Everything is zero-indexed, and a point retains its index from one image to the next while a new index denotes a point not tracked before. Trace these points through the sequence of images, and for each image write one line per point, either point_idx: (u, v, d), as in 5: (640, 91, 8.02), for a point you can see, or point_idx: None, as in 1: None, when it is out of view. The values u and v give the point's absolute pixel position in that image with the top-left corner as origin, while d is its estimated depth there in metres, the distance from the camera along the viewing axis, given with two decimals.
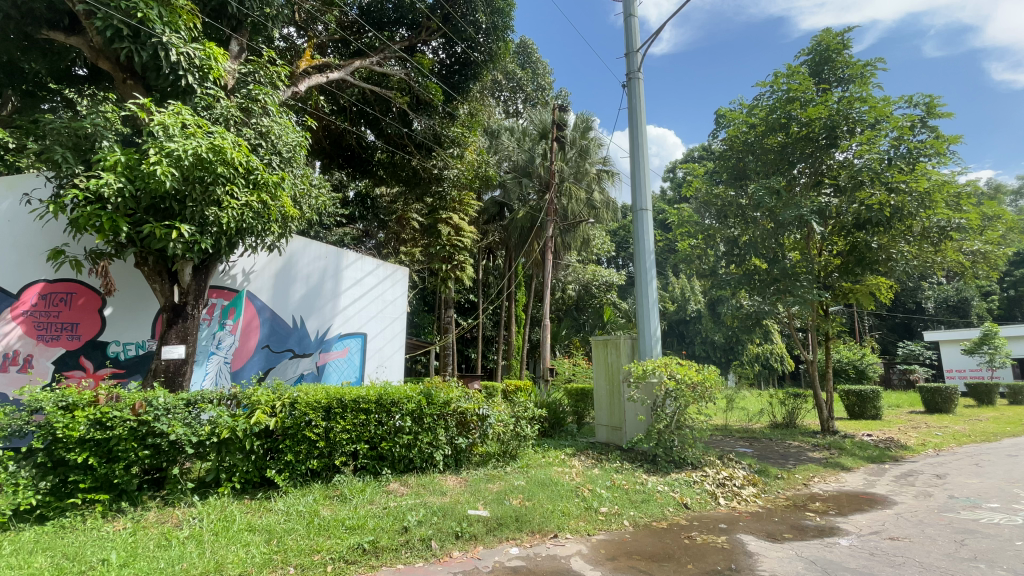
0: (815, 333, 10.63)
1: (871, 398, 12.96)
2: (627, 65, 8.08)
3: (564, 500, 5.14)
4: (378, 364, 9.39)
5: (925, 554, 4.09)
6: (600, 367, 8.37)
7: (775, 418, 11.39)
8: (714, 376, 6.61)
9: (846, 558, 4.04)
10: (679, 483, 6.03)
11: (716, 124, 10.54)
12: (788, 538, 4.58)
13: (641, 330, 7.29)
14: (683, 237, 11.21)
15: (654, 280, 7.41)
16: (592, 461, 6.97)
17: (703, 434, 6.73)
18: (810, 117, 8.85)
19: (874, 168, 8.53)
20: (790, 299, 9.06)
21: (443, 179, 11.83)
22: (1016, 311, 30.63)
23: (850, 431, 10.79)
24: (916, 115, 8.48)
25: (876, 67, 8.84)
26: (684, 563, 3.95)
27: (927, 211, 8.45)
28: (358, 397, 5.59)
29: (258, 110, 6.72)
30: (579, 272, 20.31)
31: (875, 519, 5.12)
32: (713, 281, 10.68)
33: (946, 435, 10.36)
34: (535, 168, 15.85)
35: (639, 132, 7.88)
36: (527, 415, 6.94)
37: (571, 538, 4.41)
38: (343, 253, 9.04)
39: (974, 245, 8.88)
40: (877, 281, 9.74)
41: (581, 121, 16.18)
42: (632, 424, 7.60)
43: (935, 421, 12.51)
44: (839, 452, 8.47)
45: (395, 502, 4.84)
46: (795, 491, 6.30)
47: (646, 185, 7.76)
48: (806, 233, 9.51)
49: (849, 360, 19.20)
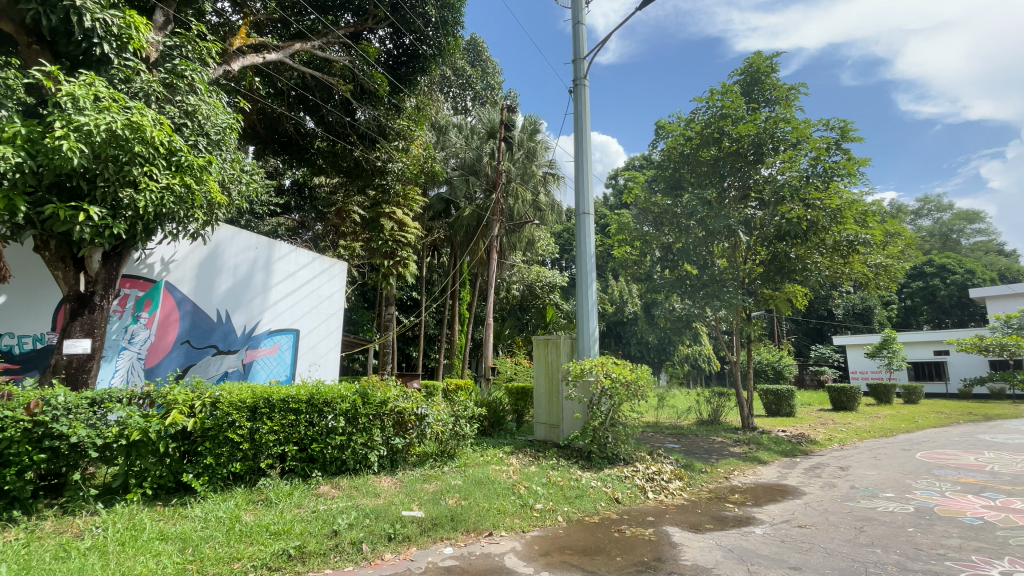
0: (739, 335, 11.34)
1: (787, 397, 14.03)
2: (574, 71, 8.26)
3: (500, 498, 5.16)
4: (310, 362, 9.14)
5: (828, 540, 4.48)
6: (541, 366, 8.51)
7: (701, 415, 12.09)
8: (647, 375, 6.88)
9: (760, 546, 4.34)
10: (611, 478, 6.24)
11: (656, 135, 10.96)
12: (709, 528, 4.85)
13: (580, 331, 7.46)
14: (621, 243, 11.65)
15: (594, 282, 7.61)
16: (530, 459, 7.06)
17: (635, 430, 6.99)
18: (740, 134, 9.48)
19: (794, 185, 9.33)
20: (717, 303, 9.70)
21: (387, 172, 11.63)
22: (911, 319, 34.16)
23: (767, 427, 11.60)
24: (832, 137, 9.27)
25: (799, 92, 9.58)
26: (614, 556, 4.09)
27: (839, 225, 9.26)
28: (288, 397, 5.33)
29: (184, 87, 6.27)
30: (523, 272, 20.54)
31: (786, 509, 5.55)
32: (649, 284, 11.00)
33: (850, 431, 11.39)
34: (483, 167, 15.81)
35: (585, 138, 8.08)
36: (467, 414, 6.89)
37: (505, 535, 4.44)
38: (276, 244, 8.64)
39: (877, 259, 9.84)
40: (795, 289, 10.28)
41: (530, 123, 16.35)
42: (569, 421, 7.77)
43: (841, 418, 13.69)
44: (757, 447, 9.11)
45: (325, 505, 4.66)
46: (717, 484, 6.71)
47: (589, 190, 7.95)
48: (733, 242, 10.16)
49: (769, 361, 20.73)
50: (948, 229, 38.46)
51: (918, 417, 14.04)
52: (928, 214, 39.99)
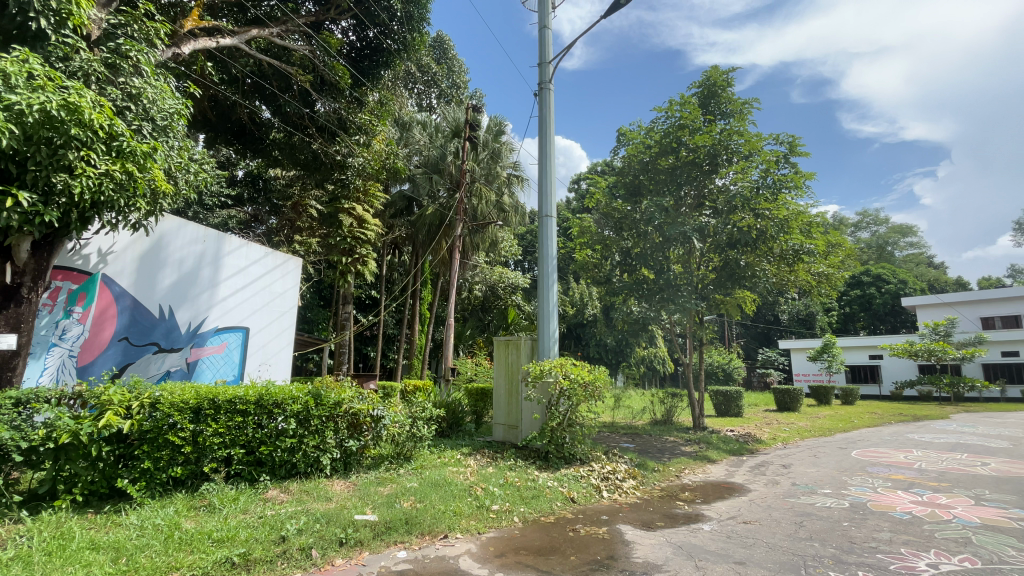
0: (692, 338, 11.72)
1: (735, 397, 14.64)
2: (539, 74, 8.33)
3: (456, 499, 5.13)
4: (261, 362, 8.79)
5: (771, 535, 4.70)
6: (501, 367, 8.51)
7: (655, 416, 12.43)
8: (604, 376, 7.01)
9: (708, 542, 4.50)
10: (567, 478, 6.32)
11: (617, 141, 11.19)
12: (660, 526, 4.99)
13: (541, 332, 7.51)
14: (583, 246, 11.82)
15: (556, 284, 7.68)
16: (487, 460, 7.05)
17: (592, 430, 7.11)
18: (697, 144, 9.84)
19: (746, 195, 9.77)
20: (672, 307, 10.02)
21: (347, 167, 11.31)
22: (849, 325, 36.40)
23: (717, 427, 12.04)
24: (781, 151, 9.75)
25: (752, 107, 10.03)
26: (569, 555, 4.14)
27: (786, 235, 9.75)
28: (235, 398, 5.10)
29: (128, 68, 5.91)
30: (486, 273, 20.49)
31: (732, 505, 5.78)
32: (608, 288, 11.49)
33: (793, 430, 12.00)
34: (447, 165, 15.63)
35: (548, 141, 8.15)
36: (424, 415, 6.78)
37: (460, 537, 4.41)
38: (225, 238, 8.25)
39: (820, 268, 10.40)
40: (744, 295, 10.74)
41: (494, 124, 16.34)
42: (528, 422, 7.81)
43: (784, 418, 14.40)
44: (706, 446, 9.46)
45: (273, 510, 4.48)
46: (669, 482, 6.91)
47: (551, 194, 8.03)
48: (688, 248, 10.51)
49: (720, 363, 21.61)
50: (884, 242, 41.21)
51: (854, 418, 14.96)
52: (867, 227, 42.61)
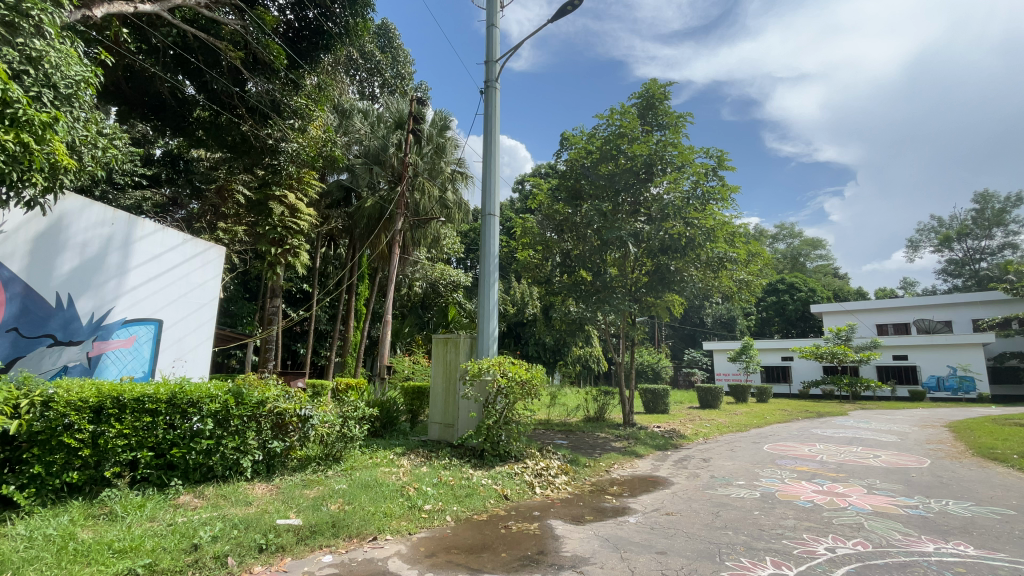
0: (625, 338, 12.19)
1: (663, 395, 15.41)
2: (486, 72, 8.32)
3: (387, 500, 5.03)
4: (174, 357, 8.14)
5: (690, 525, 5.00)
6: (438, 365, 8.43)
7: (588, 413, 12.82)
8: (541, 374, 7.10)
9: (632, 534, 4.71)
10: (501, 475, 6.36)
11: (560, 145, 11.42)
12: (589, 520, 5.16)
13: (480, 330, 7.51)
14: (524, 246, 11.97)
15: (497, 283, 7.71)
16: (421, 459, 6.95)
17: (527, 428, 7.21)
18: (634, 153, 10.27)
19: (678, 204, 10.32)
20: (607, 308, 10.40)
21: (279, 152, 10.95)
22: (766, 328, 39.40)
23: (645, 424, 12.60)
24: (710, 164, 10.37)
25: (686, 121, 10.58)
26: (500, 552, 4.17)
27: (712, 243, 10.39)
28: (143, 396, 4.68)
29: (28, 28, 5.09)
30: (427, 269, 20.16)
31: (656, 498, 6.09)
32: (548, 288, 11.71)
33: (713, 426, 12.81)
34: (388, 157, 15.19)
35: (493, 140, 8.16)
36: (357, 414, 6.56)
37: (390, 539, 4.32)
38: (138, 222, 7.55)
39: (741, 275, 11.17)
40: (673, 298, 11.31)
41: (439, 118, 16.09)
42: (464, 420, 7.76)
43: (706, 415, 15.32)
44: (635, 441, 9.89)
45: (186, 517, 4.16)
46: (599, 477, 7.16)
47: (495, 192, 8.05)
48: (623, 252, 10.91)
49: (649, 363, 22.63)
50: (796, 253, 44.99)
51: (766, 415, 16.23)
52: (783, 239, 46.14)
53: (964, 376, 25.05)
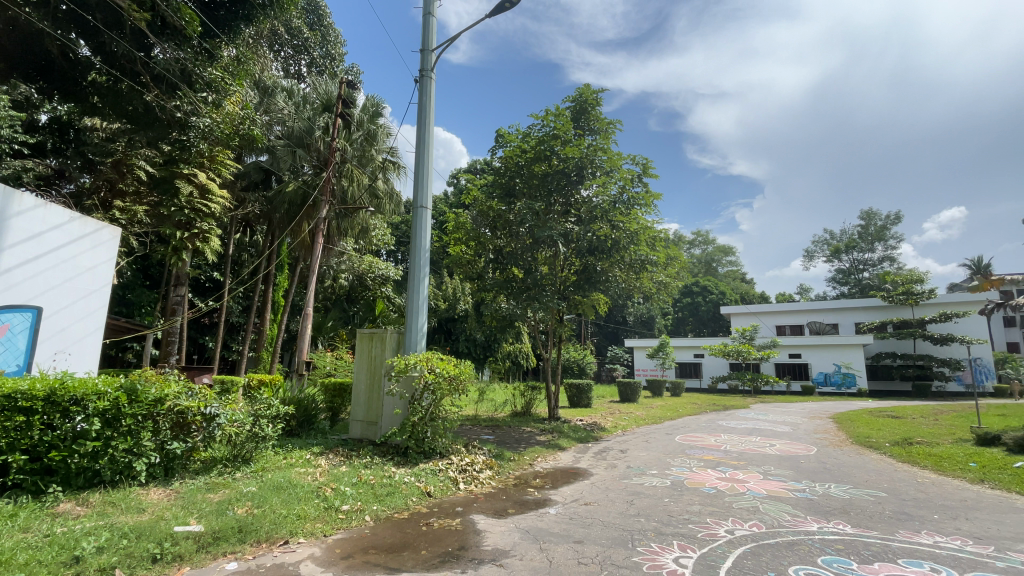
0: (552, 335, 12.50)
1: (586, 390, 16.00)
2: (421, 61, 8.13)
3: (302, 502, 4.79)
4: (56, 350, 7.21)
5: (607, 514, 5.24)
6: (362, 361, 8.15)
7: (515, 408, 13.02)
8: (469, 370, 7.08)
9: (551, 525, 4.86)
10: (425, 472, 6.29)
11: (495, 142, 11.45)
12: (511, 513, 5.25)
13: (408, 325, 7.35)
14: (456, 241, 11.91)
15: (427, 277, 7.58)
16: (340, 458, 6.69)
17: (453, 424, 7.18)
18: (567, 155, 10.53)
19: (606, 207, 10.73)
20: (536, 305, 10.60)
21: (188, 127, 9.96)
22: (681, 327, 42.14)
23: (569, 417, 13.02)
24: (636, 171, 10.87)
25: (616, 128, 11.01)
26: (420, 549, 4.13)
27: (635, 246, 10.92)
28: (15, 393, 4.20)
29: None
30: (353, 261, 19.41)
31: (576, 489, 6.32)
32: (479, 284, 11.74)
33: (630, 419, 13.50)
34: (314, 141, 14.40)
35: (427, 130, 8.01)
36: (270, 413, 6.14)
37: (303, 542, 4.12)
38: (14, 194, 6.59)
39: (660, 277, 11.82)
40: (598, 298, 11.76)
41: (371, 104, 15.42)
42: (388, 417, 7.57)
43: (625, 408, 16.14)
44: (558, 435, 10.18)
45: (66, 526, 3.71)
46: (522, 470, 7.30)
47: (428, 184, 7.91)
48: (554, 251, 11.17)
49: (575, 359, 23.38)
50: (710, 259, 48.47)
51: (679, 408, 17.38)
52: (699, 245, 49.45)
53: (847, 373, 28.20)
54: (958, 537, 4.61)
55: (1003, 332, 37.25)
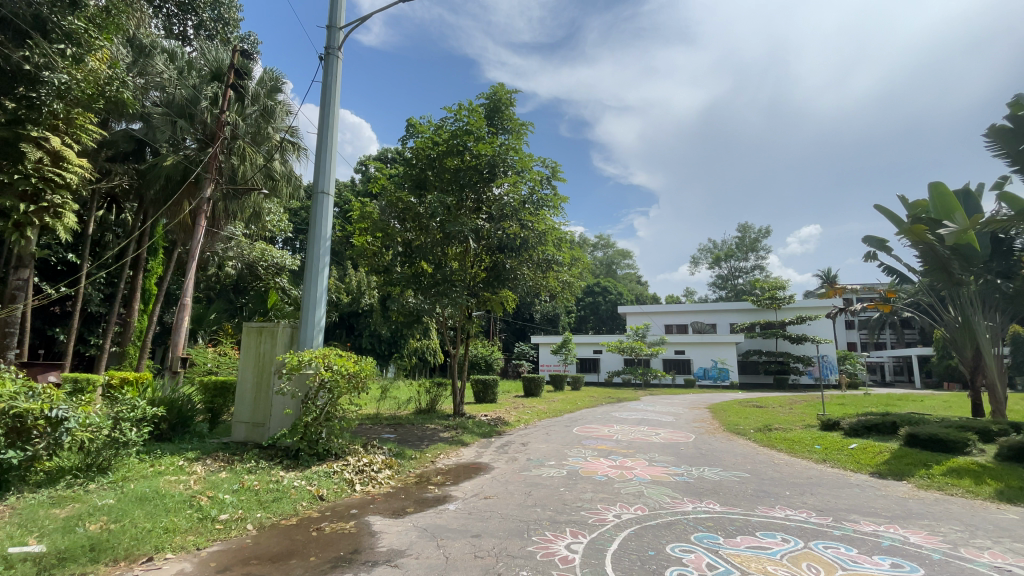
0: (460, 331, 12.47)
1: (491, 385, 16.20)
2: (327, 37, 7.64)
3: (170, 514, 4.28)
4: None
5: (505, 506, 5.35)
6: (248, 357, 7.50)
7: (420, 405, 12.83)
8: (371, 367, 6.78)
9: (450, 521, 4.84)
10: (317, 475, 5.94)
11: (406, 131, 11.15)
12: (410, 512, 5.14)
13: (304, 320, 6.89)
14: (362, 232, 11.42)
15: (326, 268, 7.15)
16: (220, 464, 6.08)
17: (351, 423, 6.86)
18: (479, 152, 10.53)
19: (516, 206, 10.91)
20: (445, 301, 10.49)
21: (40, 83, 8.32)
22: (583, 325, 44.32)
23: (474, 413, 13.08)
24: (545, 173, 11.18)
25: (528, 129, 11.24)
26: (309, 556, 3.90)
27: (543, 245, 11.22)
28: None
29: None
30: (243, 248, 17.74)
31: (477, 484, 6.39)
32: (386, 278, 11.34)
33: (533, 413, 13.97)
34: (199, 112, 12.90)
35: (331, 112, 7.54)
36: (135, 417, 5.39)
37: (171, 558, 3.69)
38: None
39: (566, 278, 12.27)
40: (507, 295, 11.94)
41: (269, 77, 14.15)
42: (277, 418, 7.04)
43: (529, 403, 16.60)
44: (462, 431, 10.20)
45: None
46: (423, 468, 7.18)
47: (331, 169, 7.45)
48: (464, 247, 11.17)
49: (483, 355, 23.62)
50: (611, 262, 51.53)
51: (579, 401, 18.27)
52: (601, 249, 52.24)
53: (722, 367, 31.60)
54: (804, 510, 5.36)
55: (843, 332, 44.07)
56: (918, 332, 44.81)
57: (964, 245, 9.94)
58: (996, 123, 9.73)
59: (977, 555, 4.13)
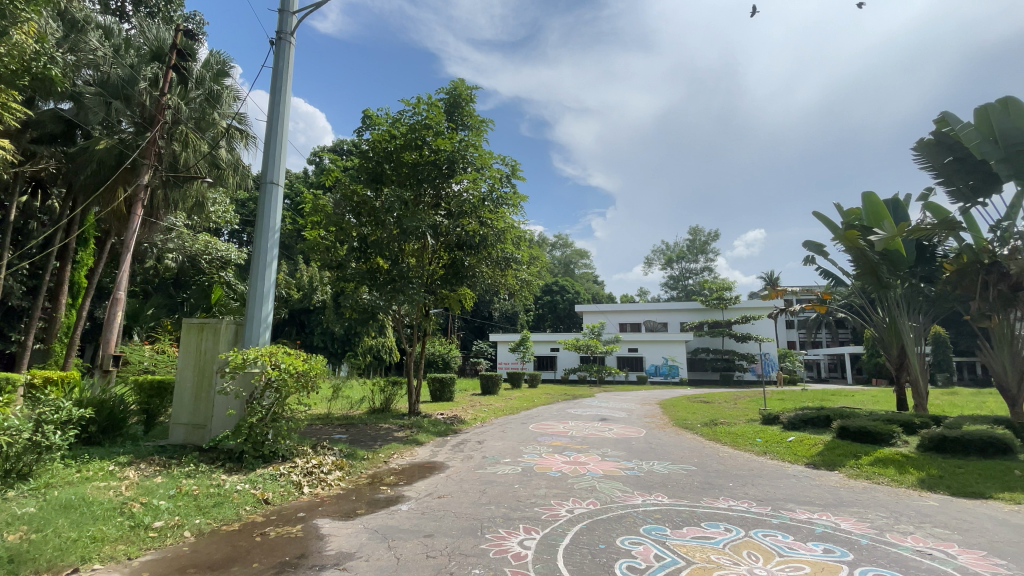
0: (417, 329, 12.29)
1: (448, 383, 16.09)
2: (279, 22, 7.33)
3: (98, 522, 3.99)
4: None
5: (459, 505, 5.32)
6: (188, 355, 7.09)
7: (373, 404, 12.56)
8: (321, 365, 6.54)
9: (403, 521, 4.77)
10: (262, 478, 5.69)
11: (362, 123, 10.88)
12: (360, 513, 5.02)
13: (249, 316, 6.59)
14: (315, 226, 11.06)
15: (274, 262, 6.87)
16: (155, 469, 5.72)
17: (300, 424, 6.62)
18: (438, 147, 10.41)
19: (475, 203, 10.83)
20: (401, 297, 10.29)
21: None
22: (541, 323, 44.78)
23: (430, 412, 12.94)
24: (505, 171, 11.16)
25: (488, 126, 11.19)
26: (252, 562, 3.73)
27: (502, 244, 11.19)
28: None
29: None
30: (186, 240, 16.80)
31: (431, 483, 6.31)
32: (339, 274, 11.01)
33: (490, 411, 13.98)
34: (137, 94, 12.09)
35: (282, 100, 7.24)
36: (60, 419, 5.00)
37: (98, 569, 3.43)
38: None
39: (525, 277, 12.29)
40: (465, 293, 11.87)
41: (215, 60, 13.39)
42: (219, 419, 6.69)
43: (485, 401, 16.59)
44: (417, 430, 10.07)
45: None
46: (375, 469, 7.03)
47: (281, 159, 7.15)
48: (421, 244, 11.01)
49: (440, 353, 23.41)
50: (569, 261, 52.28)
51: (536, 399, 18.45)
52: (560, 248, 52.88)
53: (672, 365, 32.75)
54: (746, 501, 5.62)
55: (785, 331, 46.64)
56: (850, 332, 48.08)
57: (892, 251, 10.74)
58: (924, 138, 10.57)
59: (901, 539, 4.47)
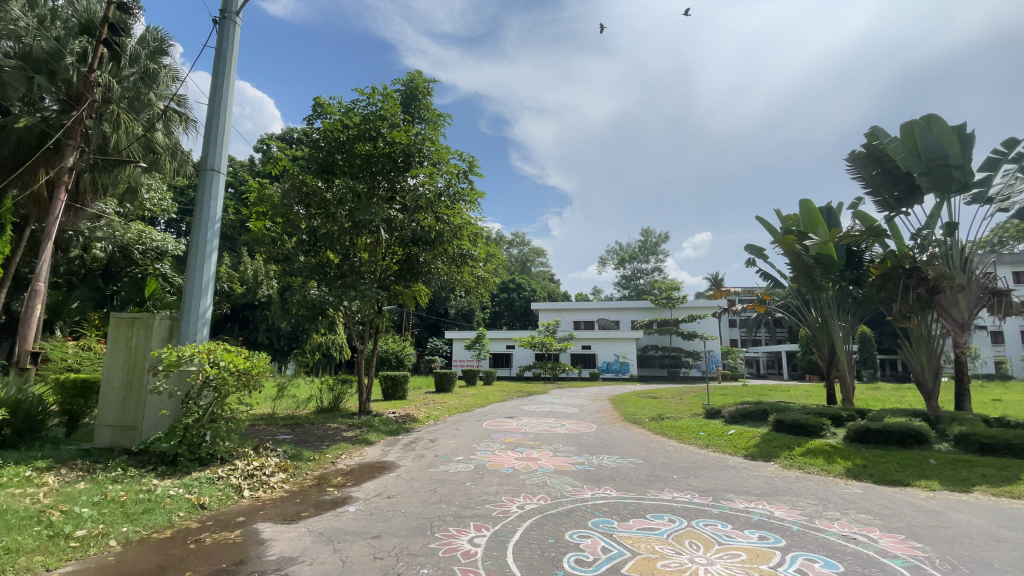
0: (369, 325, 12.01)
1: (401, 381, 15.84)
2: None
3: (11, 533, 3.66)
4: None
5: (408, 505, 5.23)
6: (117, 351, 6.61)
7: (322, 403, 12.17)
8: (265, 363, 6.25)
9: (349, 523, 4.64)
10: (199, 482, 5.39)
11: (313, 111, 10.49)
12: (305, 516, 4.85)
13: (185, 311, 6.22)
14: (261, 217, 10.58)
15: (214, 254, 6.51)
16: (77, 474, 5.30)
17: (240, 424, 6.31)
18: (393, 139, 10.22)
19: (431, 198, 10.67)
20: (353, 293, 10.03)
21: None
22: (497, 320, 44.89)
23: (381, 411, 12.70)
24: (462, 167, 11.07)
25: (445, 121, 11.06)
26: (185, 571, 3.53)
27: (458, 240, 11.08)
28: None
29: None
30: (116, 229, 15.67)
31: (380, 483, 6.19)
32: (286, 267, 10.58)
33: (443, 409, 13.88)
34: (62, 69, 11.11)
35: (226, 84, 6.86)
36: None
37: None
38: None
39: (482, 275, 12.21)
40: (419, 289, 11.71)
41: (153, 37, 12.43)
42: (151, 420, 6.29)
43: (439, 399, 16.46)
44: (367, 429, 9.86)
45: None
46: (322, 470, 6.80)
47: (224, 145, 6.78)
48: (374, 238, 10.77)
49: (393, 350, 23.00)
50: (526, 259, 52.63)
51: (490, 396, 18.49)
52: (517, 245, 53.09)
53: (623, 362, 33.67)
54: (688, 492, 5.85)
55: (729, 330, 48.98)
56: (787, 331, 51.17)
57: (825, 255, 11.47)
58: (856, 150, 11.34)
59: (828, 525, 4.79)
